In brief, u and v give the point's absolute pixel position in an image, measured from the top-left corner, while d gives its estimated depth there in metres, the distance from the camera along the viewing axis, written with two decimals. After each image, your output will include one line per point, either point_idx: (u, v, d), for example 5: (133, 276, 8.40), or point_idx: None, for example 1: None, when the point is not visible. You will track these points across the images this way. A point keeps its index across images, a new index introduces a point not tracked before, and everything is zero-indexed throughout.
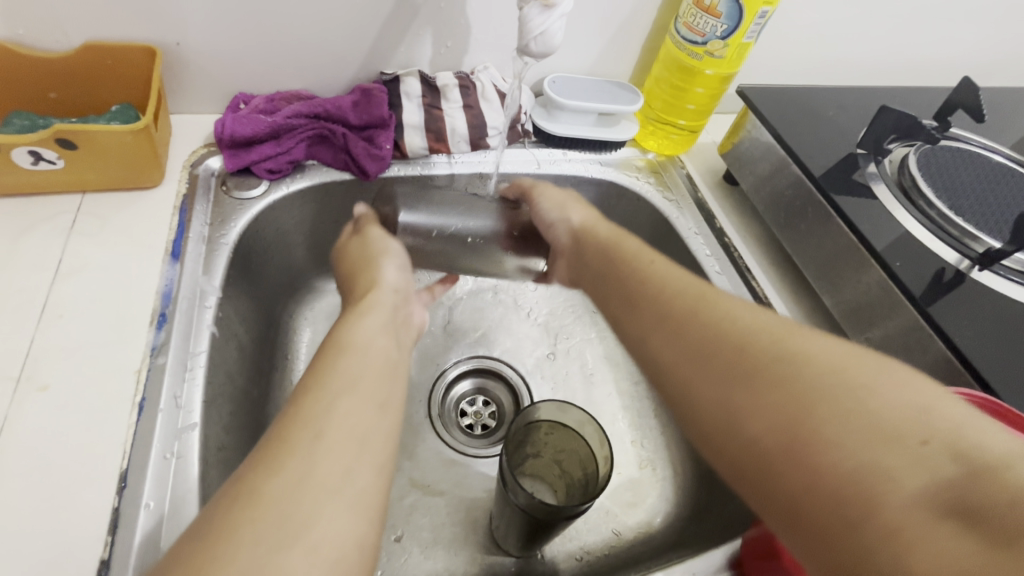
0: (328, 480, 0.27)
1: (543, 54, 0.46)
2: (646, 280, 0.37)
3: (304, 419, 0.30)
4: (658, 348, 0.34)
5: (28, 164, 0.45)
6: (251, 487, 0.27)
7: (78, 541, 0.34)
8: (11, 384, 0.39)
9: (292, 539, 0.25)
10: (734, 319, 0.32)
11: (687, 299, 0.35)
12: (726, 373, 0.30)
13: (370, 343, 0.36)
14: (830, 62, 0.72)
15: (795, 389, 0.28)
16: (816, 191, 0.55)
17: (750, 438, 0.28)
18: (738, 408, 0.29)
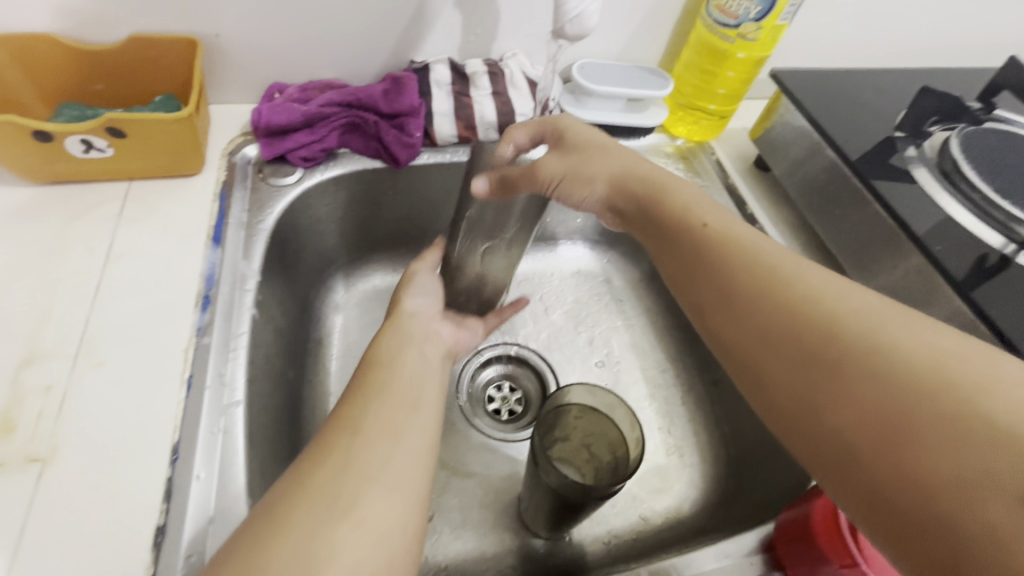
0: (371, 466, 0.29)
1: (578, 37, 0.46)
2: (717, 249, 0.36)
3: (345, 420, 0.32)
4: (733, 329, 0.33)
5: (79, 152, 0.48)
6: (299, 477, 0.28)
7: (135, 509, 0.36)
8: (70, 360, 0.41)
9: (341, 514, 0.27)
10: (821, 302, 0.30)
11: (766, 275, 0.33)
12: (808, 356, 0.29)
13: (399, 357, 0.38)
14: (866, 44, 0.70)
15: (889, 379, 0.26)
16: (852, 176, 0.54)
17: (832, 425, 0.27)
18: (821, 393, 0.28)
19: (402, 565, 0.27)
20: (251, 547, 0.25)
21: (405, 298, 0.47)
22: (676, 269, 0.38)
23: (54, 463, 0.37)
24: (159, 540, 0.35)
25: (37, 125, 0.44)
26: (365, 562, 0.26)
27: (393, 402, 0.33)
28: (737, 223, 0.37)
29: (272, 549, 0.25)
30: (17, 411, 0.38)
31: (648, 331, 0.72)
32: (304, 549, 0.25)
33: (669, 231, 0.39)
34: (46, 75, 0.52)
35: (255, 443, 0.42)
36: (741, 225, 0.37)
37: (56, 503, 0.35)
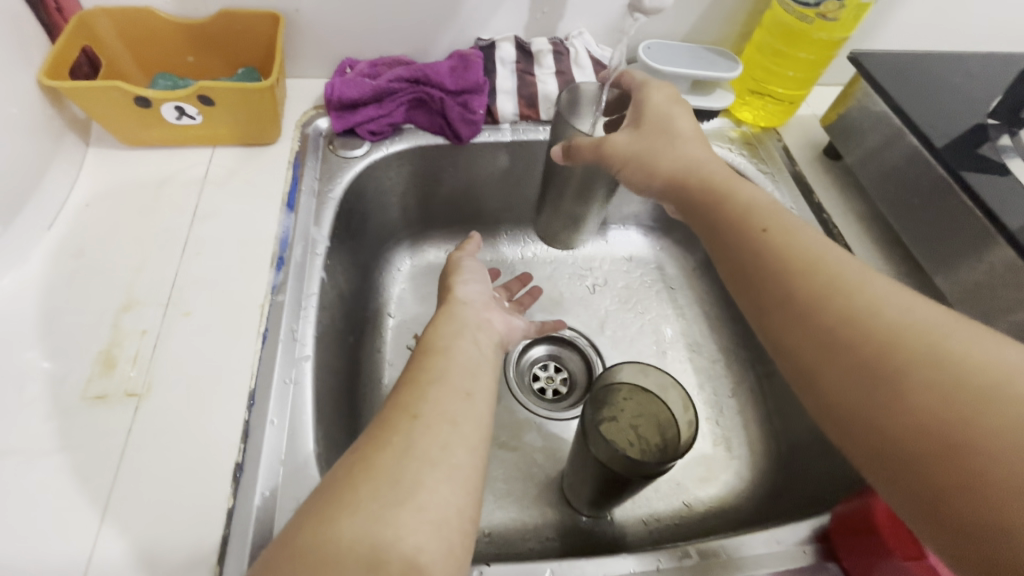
0: (429, 453, 0.30)
1: (655, 10, 0.45)
2: (777, 252, 0.35)
3: (404, 404, 0.33)
4: (788, 330, 0.33)
5: (173, 119, 0.51)
6: (364, 458, 0.30)
7: (216, 446, 0.39)
8: (161, 308, 0.45)
9: (401, 499, 0.28)
10: (881, 310, 0.30)
11: (825, 280, 0.32)
12: (865, 363, 0.29)
13: (451, 344, 0.38)
14: (956, 28, 0.66)
15: (952, 390, 0.27)
16: (937, 165, 0.51)
17: (890, 432, 0.28)
18: (882, 401, 0.28)
19: (459, 549, 0.28)
20: (321, 521, 0.27)
21: (458, 284, 0.47)
22: (731, 269, 0.37)
23: (148, 400, 0.40)
24: (237, 475, 0.38)
25: (138, 92, 0.48)
26: (426, 548, 0.27)
27: (443, 389, 0.34)
28: (799, 227, 0.36)
29: (337, 529, 0.27)
30: (117, 350, 0.42)
31: (699, 321, 0.71)
32: (369, 527, 0.27)
33: (722, 233, 0.38)
34: (145, 46, 0.56)
35: (321, 396, 0.45)
36: (801, 227, 0.36)
37: (149, 435, 0.39)
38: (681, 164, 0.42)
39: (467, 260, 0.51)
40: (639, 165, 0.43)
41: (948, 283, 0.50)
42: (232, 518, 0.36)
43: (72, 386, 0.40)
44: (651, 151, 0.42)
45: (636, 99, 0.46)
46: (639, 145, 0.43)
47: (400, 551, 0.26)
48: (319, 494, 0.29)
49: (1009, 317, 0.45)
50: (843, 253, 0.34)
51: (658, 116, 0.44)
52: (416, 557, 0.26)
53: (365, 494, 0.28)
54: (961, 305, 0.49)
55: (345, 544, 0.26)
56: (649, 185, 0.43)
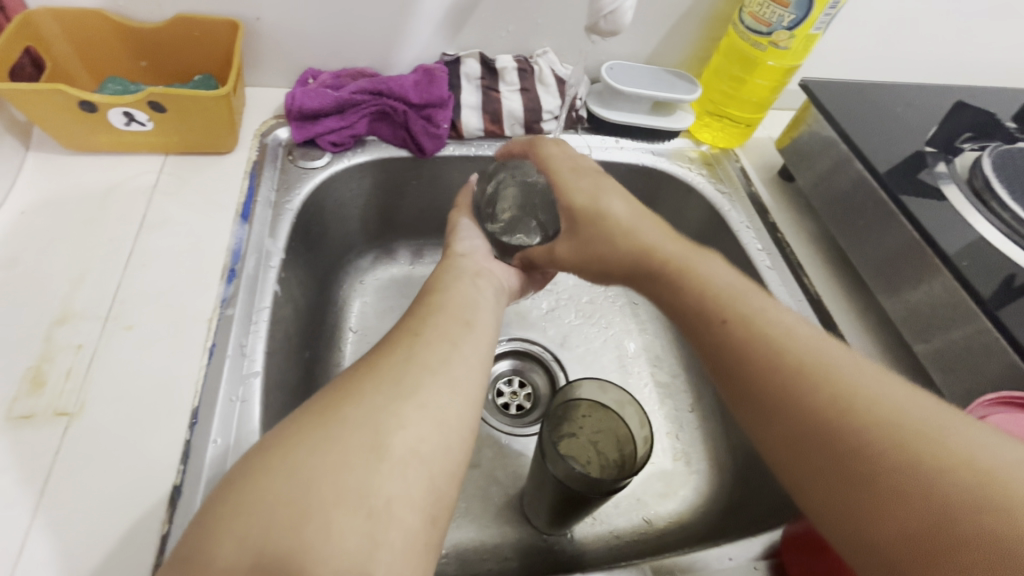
0: (429, 362, 0.33)
1: (611, 33, 0.45)
2: (748, 331, 0.33)
3: (407, 328, 0.36)
4: (760, 419, 0.31)
5: (121, 125, 0.49)
6: (372, 364, 0.32)
7: (153, 468, 0.37)
8: (100, 322, 0.43)
9: (405, 394, 0.30)
10: (844, 395, 0.28)
11: (789, 367, 0.31)
12: (834, 455, 0.27)
13: (453, 287, 0.41)
14: (897, 60, 0.70)
15: (924, 493, 0.24)
16: (880, 189, 0.53)
17: (870, 537, 0.25)
18: (855, 500, 0.26)
19: (456, 449, 0.30)
20: (334, 403, 0.30)
21: (458, 239, 0.49)
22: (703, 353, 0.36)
23: (79, 419, 0.38)
24: (174, 499, 0.36)
25: (83, 96, 0.46)
26: (425, 438, 0.29)
27: (444, 317, 0.37)
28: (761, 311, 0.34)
29: (345, 413, 0.29)
30: (48, 366, 0.40)
31: (661, 335, 0.72)
32: (373, 414, 0.29)
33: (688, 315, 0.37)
34: (95, 49, 0.54)
35: (271, 414, 0.43)
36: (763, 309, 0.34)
37: (78, 457, 0.37)
38: (630, 251, 0.41)
39: (467, 218, 0.51)
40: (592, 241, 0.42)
41: (892, 303, 0.52)
42: (166, 545, 0.34)
43: None
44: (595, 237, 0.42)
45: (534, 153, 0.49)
46: (581, 244, 0.43)
47: (401, 438, 0.28)
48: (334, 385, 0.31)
49: (943, 338, 0.48)
50: (810, 331, 0.33)
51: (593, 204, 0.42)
52: (415, 444, 0.29)
53: (369, 391, 0.30)
54: (903, 325, 0.51)
55: (350, 426, 0.28)
56: (608, 274, 0.42)
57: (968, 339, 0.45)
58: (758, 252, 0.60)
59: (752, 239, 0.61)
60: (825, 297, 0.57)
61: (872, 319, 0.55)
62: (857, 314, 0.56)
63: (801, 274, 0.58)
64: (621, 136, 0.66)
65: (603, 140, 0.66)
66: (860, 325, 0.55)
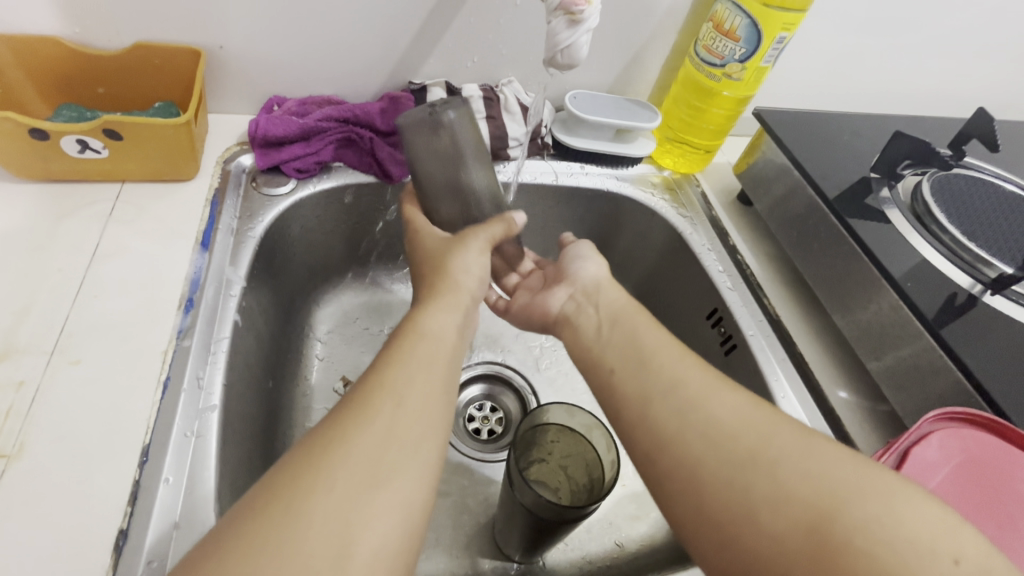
0: (406, 445, 0.29)
1: (569, 66, 0.47)
2: (665, 362, 0.38)
3: (386, 387, 0.31)
4: (676, 428, 0.34)
5: (75, 152, 0.48)
6: (336, 441, 0.28)
7: (97, 513, 0.35)
8: (45, 357, 0.41)
9: (375, 484, 0.27)
10: (742, 412, 0.34)
11: (697, 385, 0.36)
12: (743, 463, 0.31)
13: (443, 334, 0.36)
14: (843, 90, 0.74)
15: (820, 494, 0.29)
16: (830, 214, 0.56)
17: (769, 531, 0.29)
18: (759, 503, 0.30)
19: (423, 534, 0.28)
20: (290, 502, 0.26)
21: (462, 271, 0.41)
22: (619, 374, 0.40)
23: (19, 461, 0.36)
24: (120, 543, 0.34)
25: (35, 124, 0.45)
26: (393, 536, 0.26)
27: (429, 375, 0.33)
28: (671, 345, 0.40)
29: (304, 518, 0.25)
30: None
31: None
32: (337, 515, 0.26)
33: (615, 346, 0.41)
34: (50, 76, 0.53)
35: (229, 449, 0.42)
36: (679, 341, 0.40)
37: (16, 503, 0.34)
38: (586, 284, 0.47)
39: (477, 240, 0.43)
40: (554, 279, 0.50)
41: (845, 321, 0.53)
42: None
43: None
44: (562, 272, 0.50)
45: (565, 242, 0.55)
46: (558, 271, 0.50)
47: (367, 545, 0.25)
48: (296, 454, 0.28)
49: (894, 355, 0.49)
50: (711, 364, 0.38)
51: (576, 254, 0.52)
52: (381, 546, 0.26)
53: (332, 478, 0.27)
54: (856, 342, 0.52)
55: (313, 533, 0.25)
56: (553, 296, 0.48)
57: (915, 355, 0.47)
58: (719, 273, 0.62)
59: (714, 261, 0.62)
60: (785, 317, 0.59)
61: (828, 337, 0.57)
62: (814, 333, 0.58)
63: (760, 295, 0.60)
64: (586, 161, 0.68)
65: (569, 167, 0.68)
66: (818, 343, 0.57)
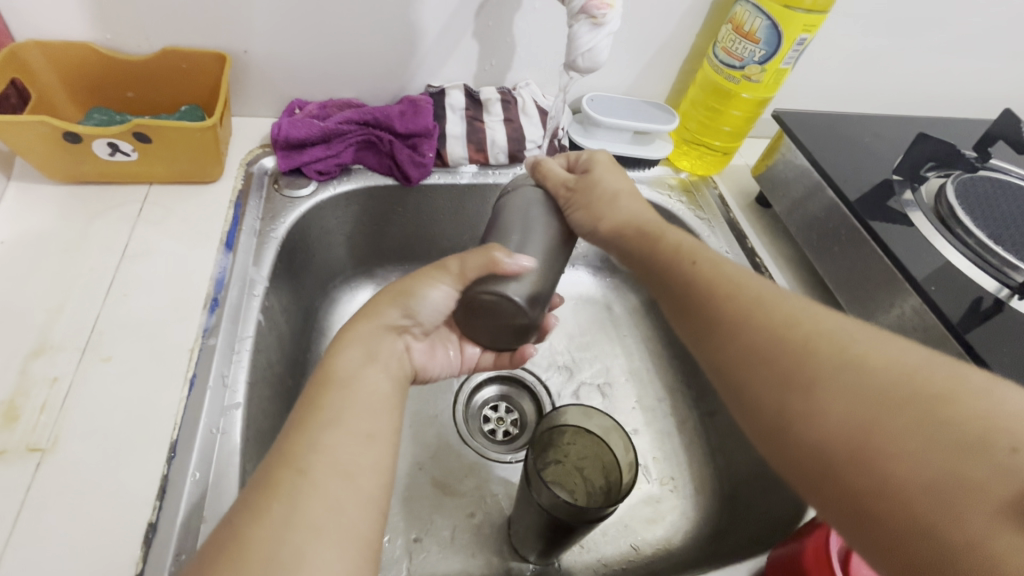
0: (313, 520, 0.27)
1: (589, 69, 0.47)
2: (703, 278, 0.36)
3: (286, 456, 0.29)
4: (714, 348, 0.33)
5: (106, 155, 0.50)
6: (240, 532, 0.26)
7: (127, 506, 0.36)
8: (77, 353, 0.42)
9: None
10: (785, 319, 0.31)
11: (735, 298, 0.34)
12: (781, 373, 0.29)
13: (355, 378, 0.34)
14: (864, 91, 0.73)
15: (861, 396, 0.26)
16: (851, 217, 0.55)
17: (806, 437, 0.27)
18: (796, 409, 0.28)
19: None
20: None
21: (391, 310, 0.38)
22: (667, 298, 0.38)
23: (53, 455, 0.37)
24: (149, 536, 0.35)
25: (68, 127, 0.46)
26: None
27: (342, 432, 0.31)
28: (722, 258, 0.37)
29: None
30: (22, 400, 0.39)
31: (645, 359, 0.73)
32: None
33: (659, 272, 0.39)
34: (81, 81, 0.55)
35: (252, 445, 0.42)
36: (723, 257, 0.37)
37: (50, 495, 0.35)
38: (626, 217, 0.43)
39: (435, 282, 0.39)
40: (585, 213, 0.43)
41: None
42: None
43: None
44: (597, 202, 0.43)
45: (585, 158, 0.48)
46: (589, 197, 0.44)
47: None
48: (206, 551, 0.26)
49: None
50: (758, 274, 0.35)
51: (604, 172, 0.46)
52: None
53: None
54: None
55: None
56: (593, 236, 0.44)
57: None
58: None
59: None
60: None
61: None
62: None
63: None
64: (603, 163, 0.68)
65: None
66: None
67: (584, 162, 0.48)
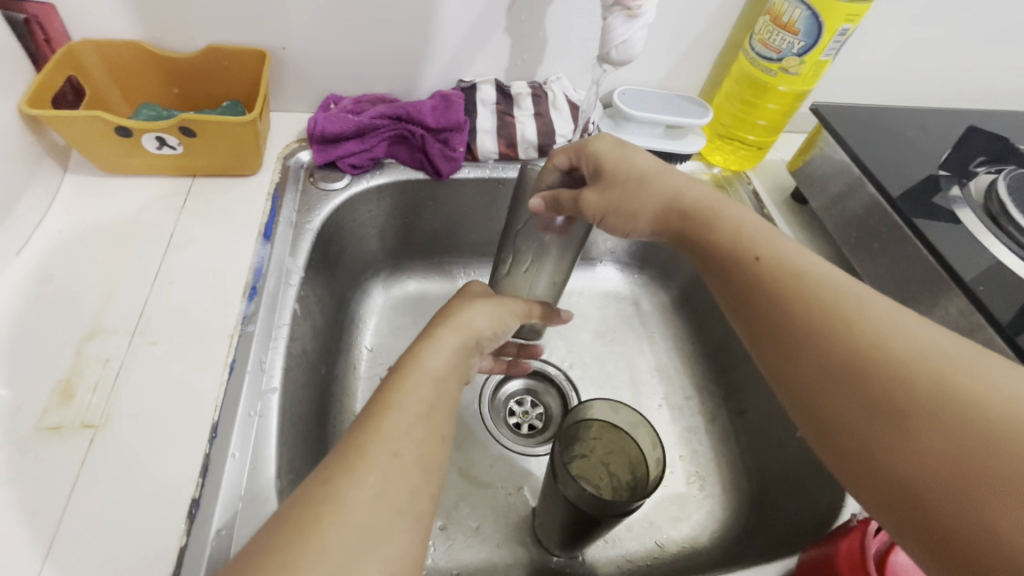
0: (401, 501, 0.27)
1: (623, 62, 0.47)
2: (775, 280, 0.34)
3: (383, 434, 0.29)
4: (789, 362, 0.32)
5: (153, 148, 0.52)
6: (333, 493, 0.26)
7: (173, 482, 0.38)
8: (127, 337, 0.44)
9: (369, 549, 0.25)
10: (872, 335, 0.29)
11: (815, 306, 0.31)
12: (865, 397, 0.28)
13: (444, 375, 0.34)
14: (908, 83, 0.70)
15: (961, 433, 0.25)
16: (893, 212, 0.53)
17: (895, 469, 0.26)
18: (883, 439, 0.27)
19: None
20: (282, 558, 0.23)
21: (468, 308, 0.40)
22: (727, 294, 0.37)
23: (105, 432, 0.39)
24: (192, 511, 0.37)
25: (120, 122, 0.49)
26: None
27: (428, 423, 0.31)
28: (793, 250, 0.35)
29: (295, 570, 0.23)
30: (77, 380, 0.41)
31: (674, 356, 0.72)
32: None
33: (718, 264, 0.37)
34: (131, 78, 0.58)
35: (288, 429, 0.44)
36: (797, 250, 0.35)
37: (103, 469, 0.38)
38: (663, 196, 0.41)
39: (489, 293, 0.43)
40: (618, 215, 0.42)
41: None
42: (183, 559, 0.35)
43: (27, 416, 0.39)
44: (622, 200, 0.42)
45: (586, 155, 0.44)
46: (611, 198, 0.42)
47: None
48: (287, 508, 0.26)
49: None
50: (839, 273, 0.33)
51: (616, 160, 0.42)
52: None
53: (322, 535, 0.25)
54: None
55: None
56: (637, 220, 0.42)
57: None
58: None
59: None
60: None
61: None
62: None
63: None
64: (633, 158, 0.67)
65: None
66: None
67: (589, 158, 0.44)
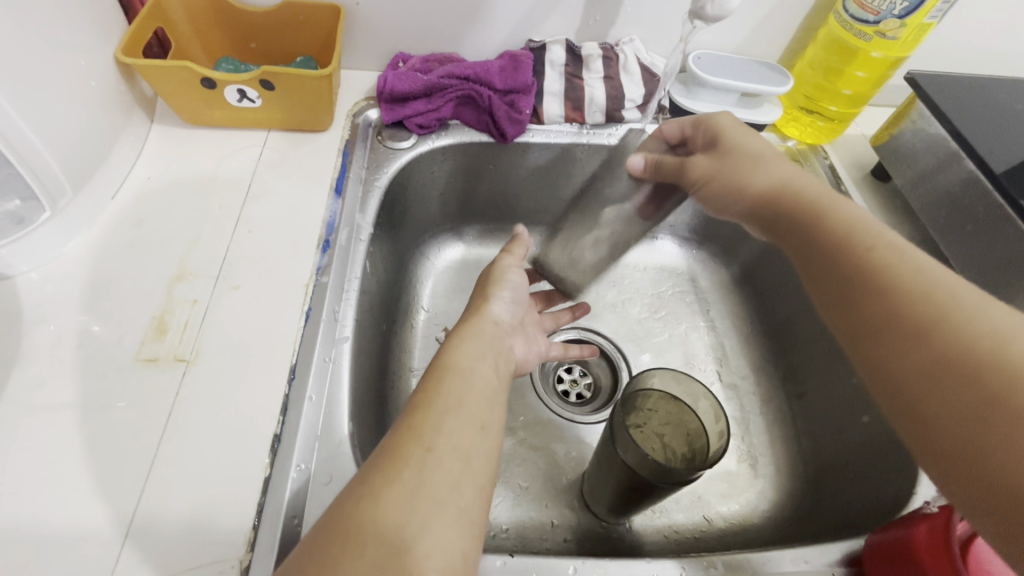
0: (436, 494, 0.27)
1: (718, 18, 0.45)
2: (879, 270, 0.33)
3: (416, 431, 0.30)
4: (883, 353, 0.31)
5: (234, 101, 0.53)
6: (369, 491, 0.27)
7: (255, 416, 0.40)
8: (211, 282, 0.46)
9: (405, 546, 0.26)
10: (991, 339, 0.27)
11: (921, 303, 0.30)
12: (973, 395, 0.26)
13: (474, 367, 0.35)
14: (1015, 54, 0.64)
15: None
16: (995, 191, 0.49)
17: (999, 471, 0.25)
18: (987, 437, 0.25)
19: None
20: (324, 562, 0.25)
21: (494, 298, 0.42)
22: (825, 284, 0.36)
23: (195, 366, 0.42)
24: (274, 445, 0.39)
25: (205, 73, 0.50)
26: None
27: (458, 417, 0.31)
28: (909, 245, 0.34)
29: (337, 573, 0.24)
30: (169, 317, 0.44)
31: (730, 335, 0.70)
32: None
33: (825, 252, 0.36)
34: (211, 32, 0.59)
35: (357, 376, 0.46)
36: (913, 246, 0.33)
37: (191, 401, 0.40)
38: (771, 179, 0.41)
39: (512, 271, 0.45)
40: (724, 184, 0.43)
41: None
42: (267, 487, 0.37)
43: (127, 348, 0.42)
44: (733, 172, 0.42)
45: (704, 126, 0.45)
46: (719, 171, 0.43)
47: None
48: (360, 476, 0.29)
49: None
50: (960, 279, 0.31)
51: (736, 136, 0.43)
52: None
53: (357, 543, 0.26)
54: None
55: None
56: (739, 203, 0.43)
57: None
58: None
59: None
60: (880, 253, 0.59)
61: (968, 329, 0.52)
62: None
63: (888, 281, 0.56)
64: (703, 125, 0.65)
65: None
66: None
67: (706, 132, 0.45)
